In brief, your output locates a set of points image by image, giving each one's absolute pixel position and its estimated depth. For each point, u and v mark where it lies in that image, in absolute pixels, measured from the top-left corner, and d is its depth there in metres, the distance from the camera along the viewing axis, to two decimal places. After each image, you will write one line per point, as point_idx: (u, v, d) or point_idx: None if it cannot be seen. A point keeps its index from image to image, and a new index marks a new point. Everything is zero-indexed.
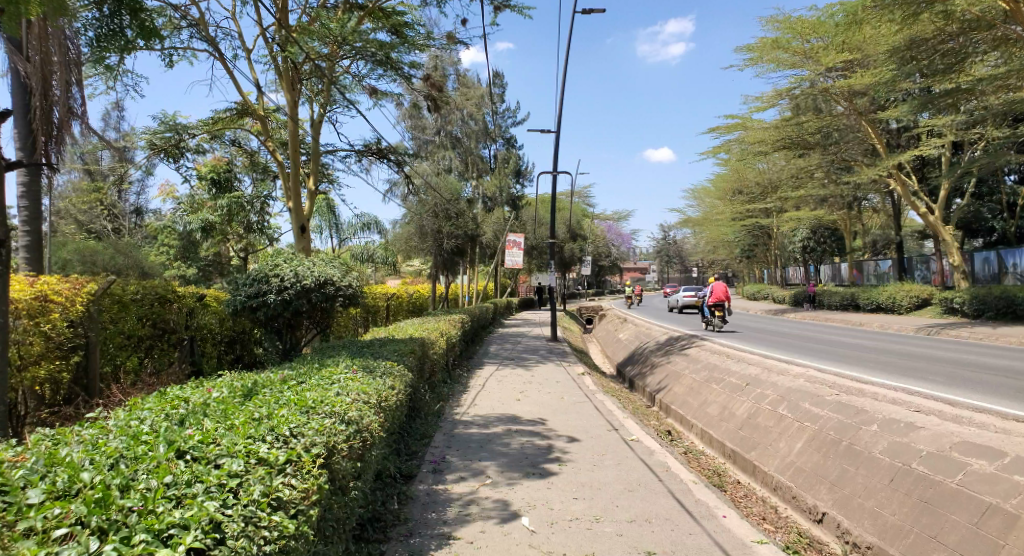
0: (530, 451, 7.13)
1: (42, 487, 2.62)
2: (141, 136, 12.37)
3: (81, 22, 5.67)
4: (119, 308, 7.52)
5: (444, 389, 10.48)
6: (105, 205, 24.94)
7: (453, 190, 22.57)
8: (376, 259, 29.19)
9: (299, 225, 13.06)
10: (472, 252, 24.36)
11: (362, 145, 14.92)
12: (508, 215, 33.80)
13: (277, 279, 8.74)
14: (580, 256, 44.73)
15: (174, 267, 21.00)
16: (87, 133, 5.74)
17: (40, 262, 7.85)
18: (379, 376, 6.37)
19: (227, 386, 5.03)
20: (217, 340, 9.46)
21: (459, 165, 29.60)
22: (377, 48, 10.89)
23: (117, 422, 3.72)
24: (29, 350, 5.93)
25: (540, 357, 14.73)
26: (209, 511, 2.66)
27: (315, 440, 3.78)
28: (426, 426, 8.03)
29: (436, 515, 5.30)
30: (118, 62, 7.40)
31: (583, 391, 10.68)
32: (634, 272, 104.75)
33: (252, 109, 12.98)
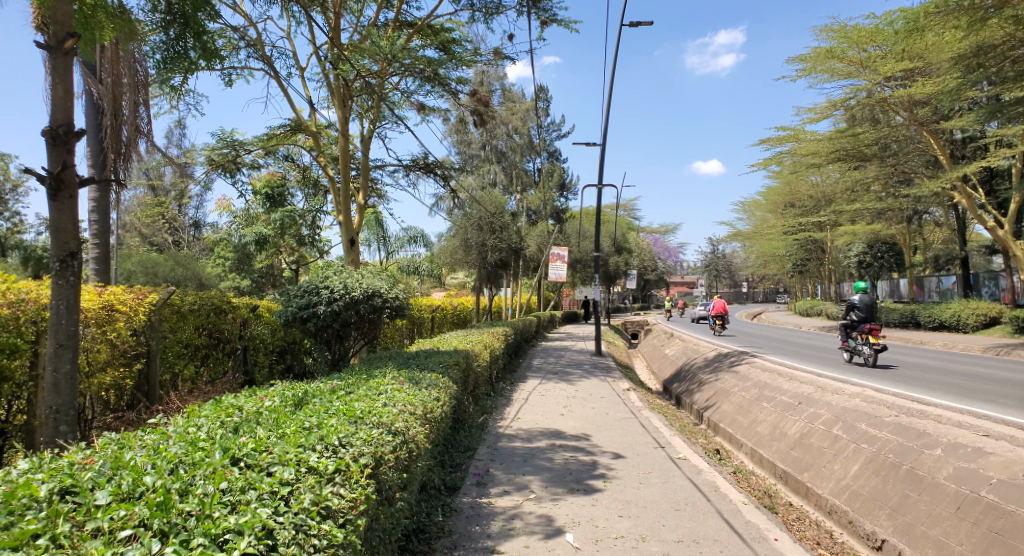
0: (574, 466, 7.06)
1: (109, 489, 2.71)
2: (201, 153, 12.86)
3: (149, 46, 5.94)
4: (178, 318, 7.75)
5: (489, 402, 10.49)
6: (166, 220, 26.00)
7: (498, 204, 22.68)
8: (422, 272, 29.49)
9: (349, 238, 13.34)
10: (516, 265, 24.41)
11: (410, 160, 15.17)
12: (553, 229, 33.79)
13: (327, 290, 8.92)
14: (626, 270, 44.36)
15: (229, 279, 21.62)
16: (152, 150, 5.92)
17: (108, 274, 8.21)
18: (425, 387, 6.42)
19: (279, 395, 5.13)
20: (269, 350, 9.70)
21: (504, 179, 29.79)
22: (425, 64, 11.05)
23: (176, 428, 3.85)
24: (97, 357, 6.14)
25: (584, 372, 14.63)
26: (261, 518, 2.71)
27: (363, 450, 3.82)
28: (471, 438, 8.05)
29: (480, 529, 5.28)
30: (182, 83, 7.68)
31: (628, 407, 10.54)
32: (682, 286, 103.23)
33: (305, 125, 13.37)
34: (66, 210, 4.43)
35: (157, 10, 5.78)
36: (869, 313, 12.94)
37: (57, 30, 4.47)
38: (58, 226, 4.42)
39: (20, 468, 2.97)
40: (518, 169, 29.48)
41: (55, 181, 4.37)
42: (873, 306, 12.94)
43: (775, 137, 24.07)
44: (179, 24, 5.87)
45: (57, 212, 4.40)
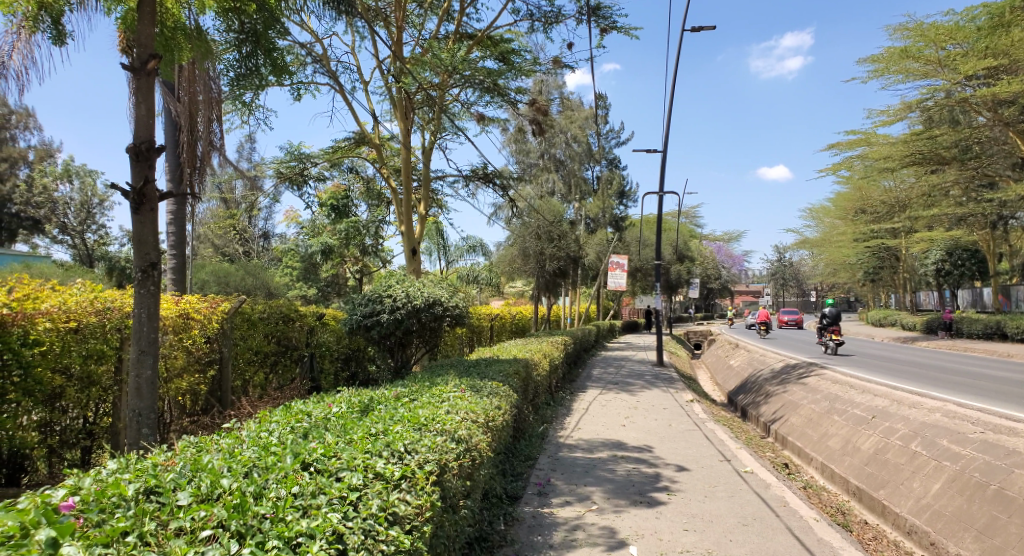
0: (637, 478, 6.94)
1: (189, 491, 2.83)
2: (269, 166, 13.38)
3: (223, 64, 6.22)
4: (249, 326, 8.05)
5: (548, 411, 10.44)
6: (236, 231, 27.02)
7: (556, 212, 22.67)
8: (480, 281, 29.70)
9: (411, 248, 13.57)
10: (575, 274, 24.31)
11: (469, 170, 15.34)
12: (612, 237, 33.50)
13: (389, 299, 9.10)
14: (688, 279, 43.53)
15: (296, 288, 22.29)
16: (224, 163, 6.15)
17: (184, 283, 8.62)
18: (486, 395, 6.46)
19: (346, 401, 5.25)
20: (334, 357, 9.97)
21: (562, 188, 29.77)
22: (485, 75, 11.17)
23: (249, 433, 3.99)
24: (174, 363, 6.43)
25: (645, 382, 14.40)
26: (332, 523, 2.78)
27: (428, 457, 3.88)
28: (531, 447, 8.04)
29: (543, 538, 5.27)
30: (253, 99, 8.01)
31: (691, 418, 10.32)
32: (746, 294, 100.54)
33: (369, 138, 13.73)
34: (148, 222, 4.67)
35: (231, 30, 6.04)
36: (835, 319, 18.12)
37: (140, 53, 4.73)
38: (139, 238, 4.67)
39: (110, 468, 3.14)
40: (576, 177, 29.36)
41: (138, 196, 4.63)
42: (838, 315, 18.04)
43: (845, 141, 23.21)
44: (251, 43, 6.12)
45: (139, 225, 4.65)
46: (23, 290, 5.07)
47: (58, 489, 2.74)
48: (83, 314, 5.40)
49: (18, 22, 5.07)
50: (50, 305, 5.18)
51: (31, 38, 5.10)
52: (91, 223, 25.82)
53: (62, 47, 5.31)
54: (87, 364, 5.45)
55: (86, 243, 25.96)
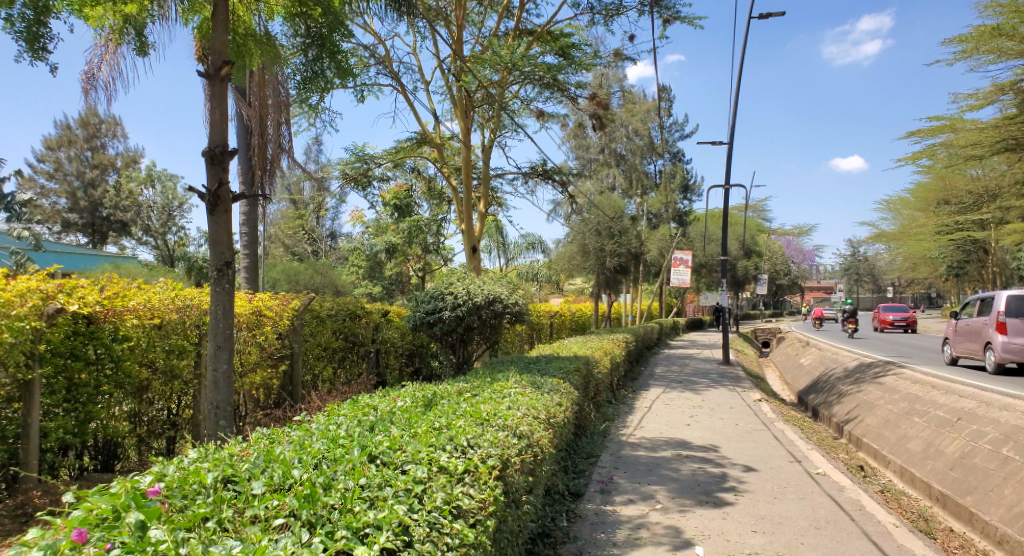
0: (703, 478, 6.79)
1: (263, 480, 2.93)
2: (336, 167, 13.75)
3: (291, 68, 6.40)
4: (318, 323, 8.30)
5: (610, 409, 10.36)
6: (306, 231, 27.85)
7: (618, 207, 22.40)
8: (540, 278, 29.68)
9: (471, 246, 13.68)
10: (637, 271, 23.99)
11: (529, 167, 15.33)
12: (676, 233, 32.91)
13: (451, 296, 9.21)
14: (755, 275, 42.24)
15: (362, 285, 22.78)
16: (293, 165, 6.38)
17: (256, 282, 8.97)
18: (547, 392, 6.45)
19: (410, 396, 5.36)
20: (398, 353, 10.18)
21: (624, 183, 29.41)
22: (545, 71, 11.14)
23: (319, 425, 4.11)
24: (249, 359, 6.69)
25: (711, 381, 14.08)
26: (398, 514, 2.81)
27: (490, 452, 3.92)
28: (593, 445, 7.99)
29: (606, 536, 5.23)
30: (320, 102, 8.26)
31: (760, 418, 10.03)
32: (818, 291, 96.74)
33: (430, 137, 13.95)
34: (222, 223, 4.88)
35: (297, 35, 6.24)
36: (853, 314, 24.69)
37: (215, 60, 4.94)
38: (215, 238, 4.89)
39: (190, 456, 3.29)
40: (638, 172, 29.00)
41: (213, 198, 4.83)
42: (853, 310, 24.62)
43: (927, 128, 22.03)
44: (317, 46, 6.28)
45: (215, 225, 4.87)
46: (113, 288, 5.34)
47: (145, 476, 2.89)
48: (166, 311, 5.69)
49: (107, 35, 5.40)
50: (138, 302, 5.45)
51: (117, 50, 5.39)
52: (171, 225, 27.07)
53: (145, 57, 5.59)
54: (170, 358, 5.75)
55: (167, 244, 27.24)
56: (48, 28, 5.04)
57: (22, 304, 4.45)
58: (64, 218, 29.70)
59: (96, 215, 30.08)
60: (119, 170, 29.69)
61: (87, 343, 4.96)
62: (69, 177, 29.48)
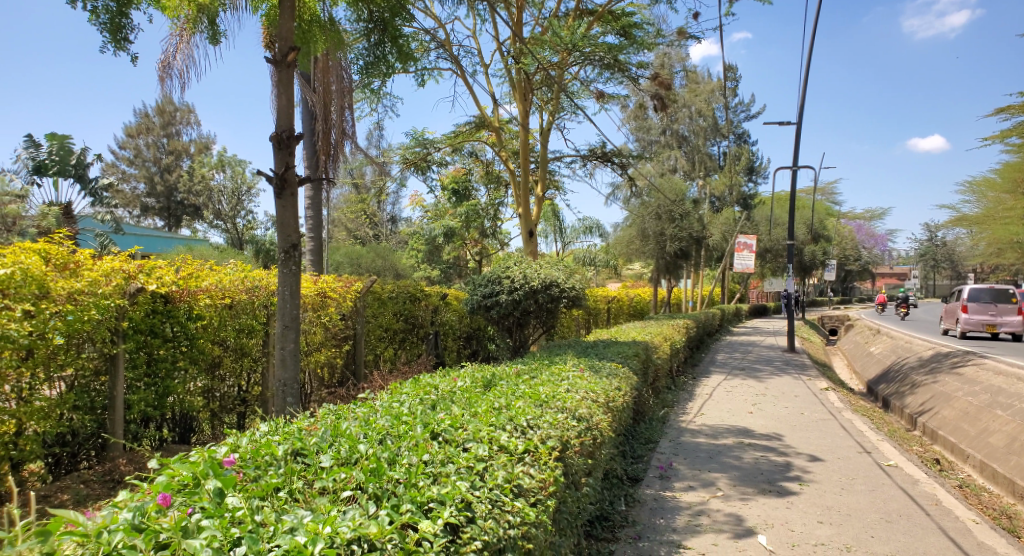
0: (766, 466, 6.64)
1: (331, 454, 3.03)
2: (396, 152, 13.96)
3: (353, 53, 6.48)
4: (379, 304, 8.48)
5: (669, 395, 10.24)
6: (367, 214, 28.41)
7: (680, 190, 21.92)
8: (597, 262, 29.46)
9: (528, 230, 13.68)
10: (698, 255, 23.47)
11: (587, 150, 15.15)
12: (739, 217, 32.05)
13: (508, 280, 9.24)
14: (824, 260, 40.69)
15: (421, 269, 23.09)
16: (356, 150, 6.50)
17: (321, 265, 9.22)
18: (606, 376, 6.42)
19: (470, 376, 5.43)
20: (457, 335, 10.31)
21: (685, 165, 28.83)
22: (605, 51, 10.94)
23: (382, 403, 4.21)
24: (314, 338, 6.89)
25: (775, 368, 13.72)
26: (461, 491, 2.85)
27: (550, 433, 3.93)
28: (651, 430, 7.91)
29: (665, 522, 5.18)
30: (381, 87, 8.36)
31: (826, 407, 9.73)
32: (891, 278, 92.51)
33: (489, 121, 13.94)
34: (289, 206, 5.03)
35: (360, 20, 6.31)
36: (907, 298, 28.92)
37: (282, 46, 5.06)
38: (282, 222, 5.05)
39: (262, 430, 3.43)
40: (700, 154, 28.41)
41: (280, 181, 4.97)
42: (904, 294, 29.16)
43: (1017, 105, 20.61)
44: (379, 31, 6.35)
45: (282, 209, 5.02)
46: (188, 269, 5.56)
47: (221, 446, 3.03)
48: (235, 292, 5.91)
49: (182, 25, 5.59)
50: (210, 282, 5.67)
51: (191, 38, 5.61)
52: (241, 208, 28.00)
53: (217, 46, 5.78)
54: (240, 337, 5.98)
55: (236, 227, 28.17)
56: (129, 19, 5.25)
57: (107, 283, 4.71)
58: (143, 203, 31.19)
59: (172, 199, 31.39)
60: (192, 156, 31.07)
61: (165, 321, 5.21)
62: (147, 163, 30.91)
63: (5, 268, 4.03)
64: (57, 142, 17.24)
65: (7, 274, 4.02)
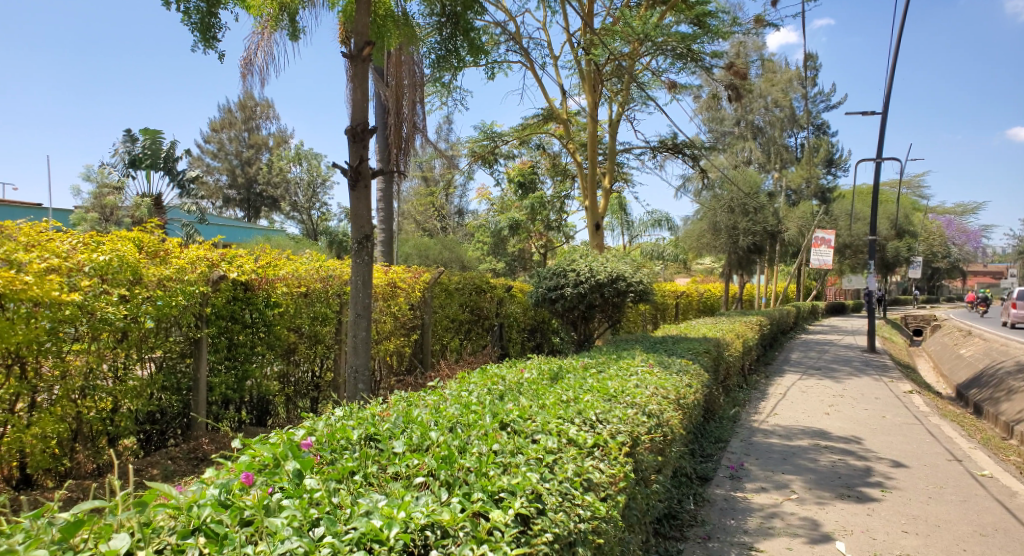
0: (844, 470, 6.36)
1: (403, 440, 3.07)
2: (464, 145, 14.08)
3: (426, 47, 6.54)
4: (446, 295, 8.58)
5: (740, 394, 9.94)
6: (435, 206, 28.81)
7: (754, 182, 21.19)
8: (665, 257, 28.90)
9: (594, 223, 13.53)
10: (772, 250, 22.67)
11: (658, 141, 14.85)
12: (817, 210, 30.74)
13: (574, 273, 9.19)
14: (909, 257, 38.58)
15: (486, 261, 23.29)
16: (426, 144, 6.60)
17: (391, 256, 9.40)
18: (676, 373, 6.28)
19: (537, 368, 5.42)
20: (521, 328, 10.30)
21: (761, 156, 27.94)
22: (678, 41, 10.68)
23: (451, 391, 4.25)
24: (384, 327, 7.02)
25: (853, 369, 13.11)
26: (531, 482, 2.83)
27: (620, 428, 3.87)
28: (722, 430, 7.70)
29: (736, 523, 5.04)
30: (451, 80, 8.42)
31: (911, 411, 9.23)
32: (984, 277, 86.78)
33: (557, 114, 13.86)
34: (363, 198, 5.14)
35: (433, 14, 6.36)
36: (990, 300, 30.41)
37: (358, 41, 5.15)
38: (356, 213, 5.16)
39: (337, 414, 3.53)
40: (777, 145, 27.44)
41: (354, 173, 5.09)
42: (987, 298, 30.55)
43: None
44: (451, 25, 6.36)
45: (356, 201, 5.14)
46: (266, 257, 5.77)
47: (299, 429, 3.13)
48: (311, 281, 6.10)
49: (265, 22, 5.77)
50: (286, 271, 5.86)
51: (273, 36, 5.83)
52: (316, 201, 28.81)
53: (297, 42, 5.95)
54: (314, 325, 6.16)
55: (311, 219, 29.04)
56: (217, 18, 5.46)
57: (192, 271, 4.93)
58: (226, 194, 32.65)
59: (252, 191, 32.74)
60: (270, 149, 32.45)
61: (244, 308, 5.42)
62: (229, 157, 32.39)
63: (103, 255, 4.27)
64: (149, 137, 18.23)
65: (105, 260, 4.25)
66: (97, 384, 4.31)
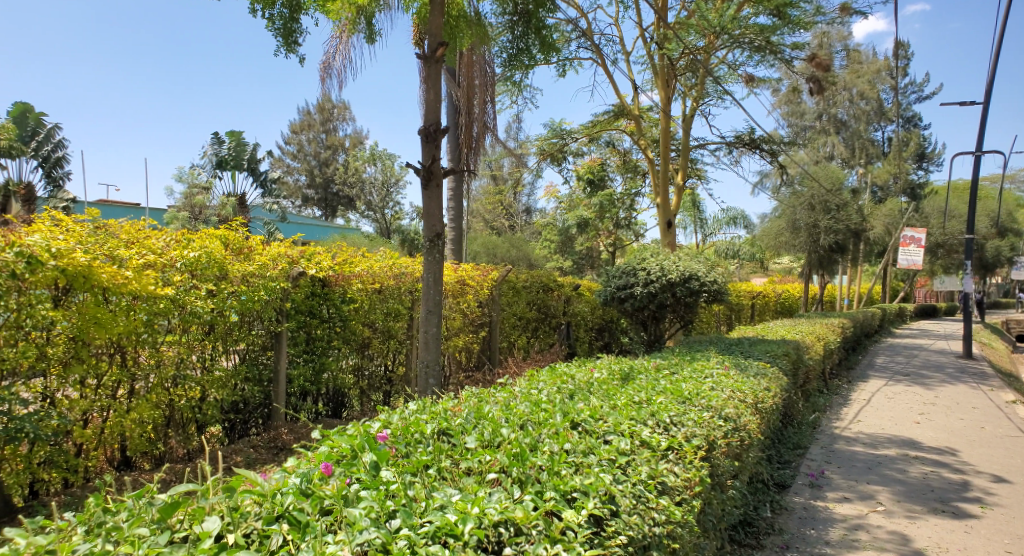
0: (937, 483, 5.99)
1: (475, 436, 3.08)
2: (533, 143, 14.07)
3: (498, 46, 6.54)
4: (513, 293, 8.60)
5: (820, 399, 9.51)
6: (504, 205, 28.97)
7: (837, 178, 20.27)
8: (740, 255, 28.03)
9: (665, 221, 13.27)
10: (856, 249, 21.60)
11: (734, 137, 14.42)
12: (906, 208, 29.12)
13: (644, 272, 9.05)
14: (1010, 257, 35.99)
15: (555, 260, 23.24)
16: (496, 143, 6.61)
17: (460, 254, 9.50)
18: (753, 376, 6.09)
19: (607, 368, 5.35)
20: (589, 327, 10.20)
21: (844, 151, 26.76)
22: (756, 33, 10.35)
23: (521, 389, 4.25)
24: (453, 324, 7.10)
25: (946, 376, 12.33)
26: (605, 483, 2.78)
27: (695, 431, 3.77)
28: (800, 435, 7.39)
29: (816, 533, 4.83)
30: (522, 79, 8.42)
31: (1013, 423, 8.60)
32: None
33: (628, 110, 13.63)
34: (434, 197, 5.20)
35: (505, 13, 6.37)
36: None
37: (432, 42, 5.21)
38: (428, 212, 5.22)
39: (411, 407, 3.58)
40: (862, 139, 26.19)
41: (426, 173, 5.16)
42: None
43: None
44: (523, 23, 6.36)
45: (428, 200, 5.21)
46: (343, 255, 5.93)
47: (374, 421, 3.19)
48: (384, 278, 6.22)
49: (343, 26, 5.93)
50: (362, 268, 5.99)
51: (350, 39, 5.98)
52: (389, 200, 29.44)
53: (373, 44, 6.09)
54: (388, 320, 6.29)
55: (385, 218, 29.71)
56: (299, 23, 5.64)
57: (273, 267, 5.11)
58: (304, 193, 33.89)
59: (329, 191, 33.82)
60: (346, 150, 33.49)
61: (322, 303, 5.59)
62: (308, 158, 33.63)
63: (193, 251, 4.47)
64: (233, 139, 19.14)
65: (195, 257, 4.46)
66: (187, 373, 4.53)
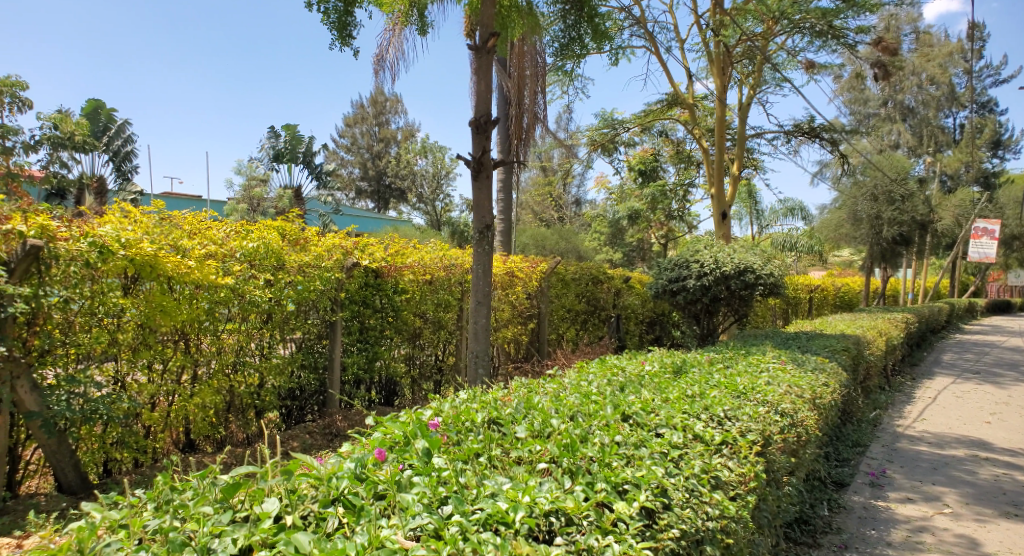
0: (1009, 486, 5.71)
1: (525, 426, 3.09)
2: (584, 134, 13.94)
3: (550, 36, 6.49)
4: (562, 286, 8.57)
5: (882, 396, 9.17)
6: (554, 197, 28.87)
7: (903, 167, 19.43)
8: (798, 247, 27.22)
9: (720, 212, 12.97)
10: (923, 242, 20.70)
11: (792, 125, 13.97)
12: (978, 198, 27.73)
13: (697, 264, 8.88)
14: None
15: (605, 252, 23.03)
16: (547, 134, 6.59)
17: (508, 246, 9.53)
18: (811, 371, 5.92)
19: (659, 361, 5.29)
20: (639, 320, 10.08)
21: (910, 139, 25.63)
22: (818, 18, 9.94)
23: (571, 380, 4.23)
24: (503, 315, 7.14)
25: (1020, 375, 11.72)
26: (656, 476, 2.75)
27: (750, 426, 3.69)
28: (860, 433, 7.14)
29: (877, 534, 4.66)
30: (574, 68, 8.35)
31: None
32: None
33: (682, 98, 13.34)
34: (484, 188, 5.21)
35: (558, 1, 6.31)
36: None
37: (483, 33, 5.20)
38: (478, 202, 5.23)
39: (462, 396, 3.61)
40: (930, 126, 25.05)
41: (476, 164, 5.17)
42: None
43: None
44: (576, 11, 6.28)
45: (478, 190, 5.22)
46: (395, 246, 6.02)
47: (426, 409, 3.24)
48: (435, 269, 6.28)
49: (395, 19, 5.99)
50: (413, 260, 6.08)
51: (403, 31, 6.03)
52: (440, 192, 29.68)
53: (425, 36, 6.13)
54: (438, 311, 6.36)
55: (435, 210, 29.97)
56: (353, 16, 5.73)
57: (328, 258, 5.22)
58: (358, 186, 34.51)
59: (381, 183, 34.32)
60: (398, 142, 33.94)
61: (375, 293, 5.69)
62: (362, 150, 34.23)
63: (251, 242, 4.62)
64: (289, 133, 19.60)
65: (253, 247, 4.61)
66: (246, 359, 4.68)
